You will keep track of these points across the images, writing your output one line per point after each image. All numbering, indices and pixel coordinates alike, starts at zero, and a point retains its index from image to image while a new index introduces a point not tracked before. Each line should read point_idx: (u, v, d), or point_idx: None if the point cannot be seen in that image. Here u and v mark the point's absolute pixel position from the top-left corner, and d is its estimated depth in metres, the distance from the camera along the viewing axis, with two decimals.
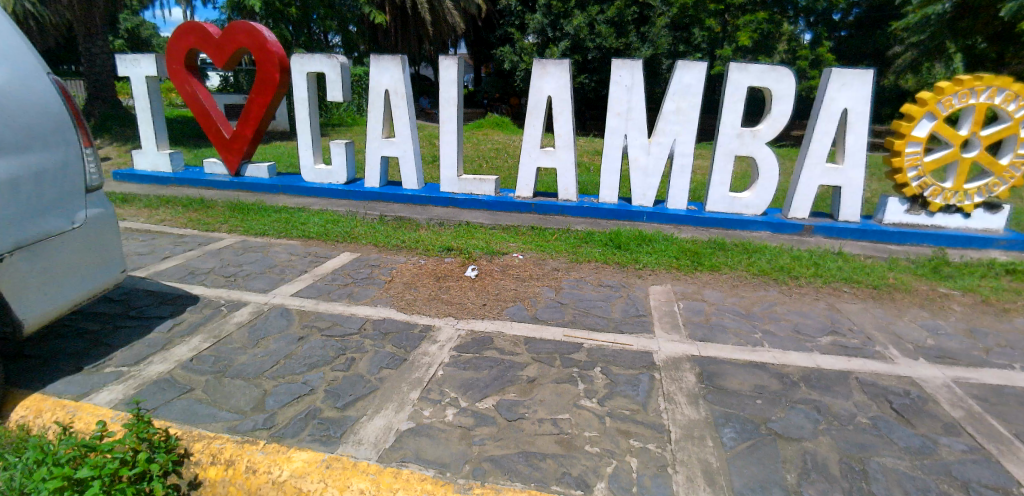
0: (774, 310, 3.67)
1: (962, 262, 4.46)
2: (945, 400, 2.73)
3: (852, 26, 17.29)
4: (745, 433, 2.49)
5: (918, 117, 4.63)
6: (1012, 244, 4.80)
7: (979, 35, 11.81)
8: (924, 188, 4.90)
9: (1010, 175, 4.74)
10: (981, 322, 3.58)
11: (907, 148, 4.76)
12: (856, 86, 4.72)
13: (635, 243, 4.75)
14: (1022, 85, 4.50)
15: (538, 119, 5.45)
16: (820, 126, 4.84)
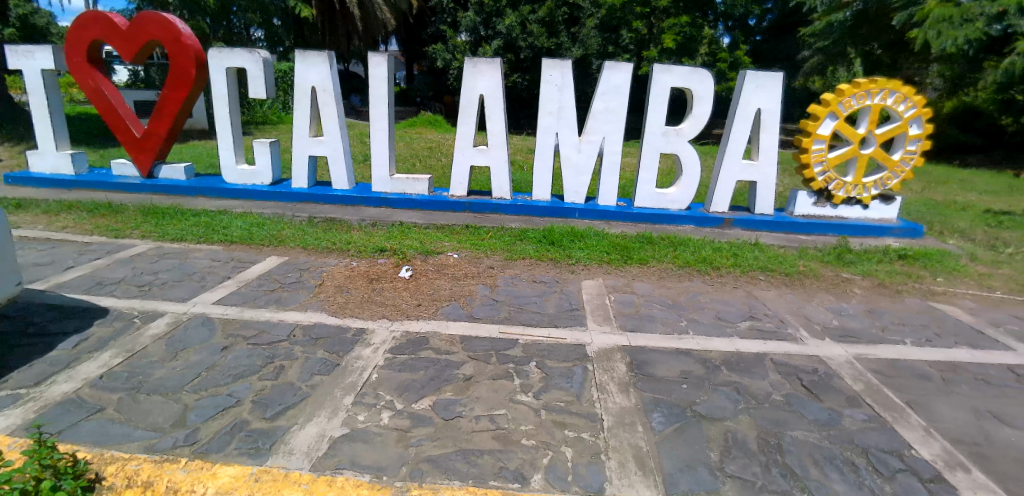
0: (698, 300, 3.86)
1: (861, 249, 4.90)
2: (848, 374, 2.99)
3: (766, 31, 18.49)
4: (673, 416, 2.62)
5: (822, 117, 5.01)
6: (904, 232, 5.32)
7: (875, 41, 13.13)
8: (828, 182, 5.32)
9: (900, 169, 5.26)
10: (878, 302, 3.95)
11: (813, 145, 5.16)
12: (768, 88, 5.05)
13: (567, 239, 4.86)
14: (909, 88, 4.98)
15: (471, 118, 5.43)
16: (737, 125, 5.14)
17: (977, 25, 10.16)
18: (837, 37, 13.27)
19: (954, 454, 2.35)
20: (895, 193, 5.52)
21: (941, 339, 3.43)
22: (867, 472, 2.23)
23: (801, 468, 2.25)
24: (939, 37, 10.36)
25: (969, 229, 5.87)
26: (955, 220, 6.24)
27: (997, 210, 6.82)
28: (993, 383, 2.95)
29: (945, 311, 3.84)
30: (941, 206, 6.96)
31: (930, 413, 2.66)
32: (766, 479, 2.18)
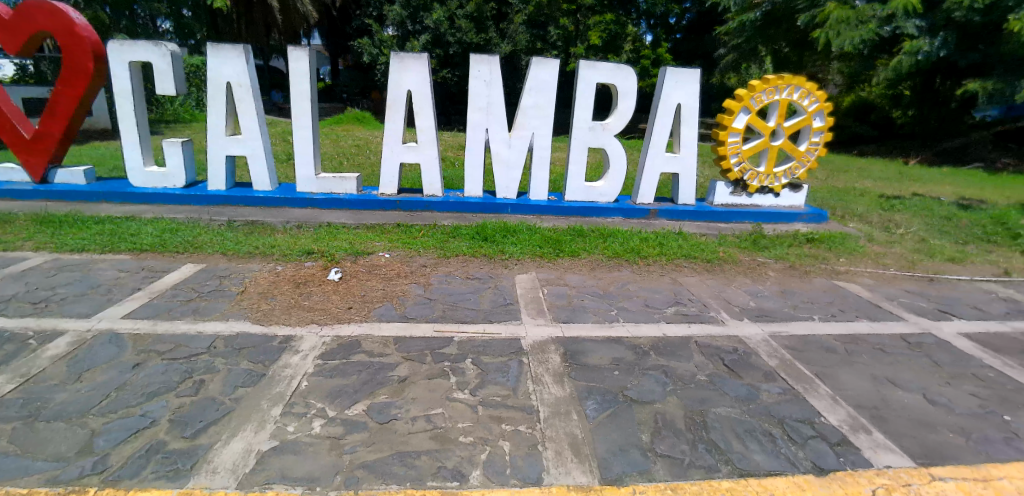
0: (628, 288, 4.00)
1: (773, 234, 5.26)
2: (765, 351, 3.20)
3: (685, 30, 19.36)
4: (606, 403, 2.70)
5: (736, 111, 5.31)
6: (810, 218, 5.76)
7: (782, 41, 13.98)
8: (744, 172, 5.65)
9: (806, 159, 5.67)
10: (789, 283, 4.25)
11: (729, 138, 5.47)
12: (686, 84, 5.30)
13: (500, 234, 4.89)
14: (811, 84, 5.38)
15: (399, 114, 5.32)
16: (660, 120, 5.35)
17: (870, 27, 11.07)
18: (749, 36, 14.13)
19: (857, 418, 2.58)
20: (802, 181, 5.95)
21: (843, 314, 3.74)
22: (783, 441, 2.41)
23: (725, 442, 2.39)
24: (839, 36, 11.20)
25: (865, 213, 6.46)
26: (854, 204, 6.84)
27: (888, 195, 7.55)
28: (887, 351, 3.26)
29: (847, 289, 4.20)
30: (841, 192, 7.61)
31: (836, 382, 2.90)
32: (693, 456, 2.30)
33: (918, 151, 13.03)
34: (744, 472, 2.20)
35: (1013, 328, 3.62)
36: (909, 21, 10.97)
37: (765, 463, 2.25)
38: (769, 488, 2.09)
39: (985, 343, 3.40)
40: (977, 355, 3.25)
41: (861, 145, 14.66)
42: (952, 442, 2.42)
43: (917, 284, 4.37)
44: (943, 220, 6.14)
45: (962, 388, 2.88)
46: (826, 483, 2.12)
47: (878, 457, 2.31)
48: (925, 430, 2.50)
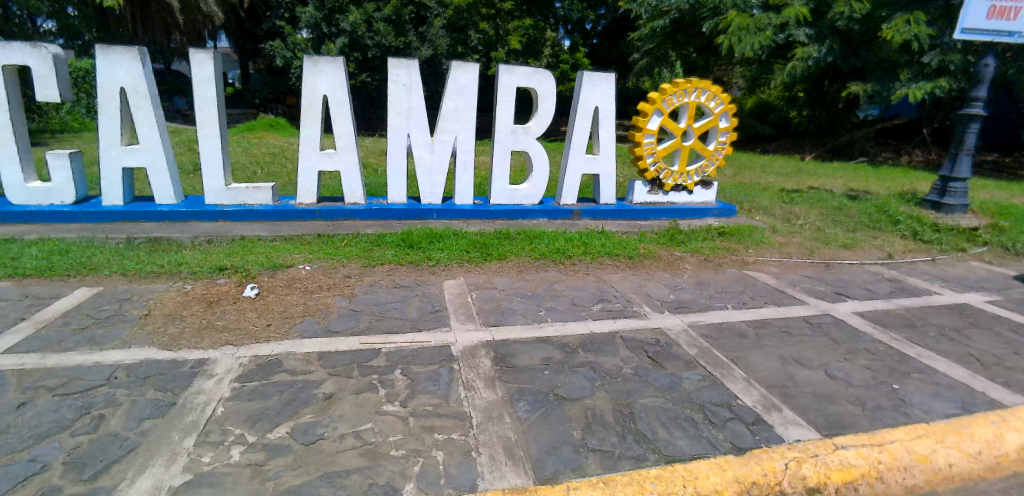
0: (555, 288, 4.08)
1: (689, 229, 5.56)
2: (685, 341, 3.37)
3: (601, 35, 19.98)
4: (537, 403, 2.74)
5: (649, 113, 5.58)
6: (721, 213, 6.15)
7: (691, 46, 14.85)
8: (659, 172, 5.97)
9: (715, 158, 6.07)
10: (704, 275, 4.52)
11: (645, 139, 5.71)
12: (602, 88, 5.50)
13: (426, 241, 4.84)
14: (717, 87, 5.74)
15: (316, 120, 5.16)
16: (579, 122, 5.51)
17: (768, 34, 12.00)
18: (660, 40, 14.79)
19: (769, 397, 2.77)
20: (712, 178, 6.34)
21: (753, 301, 4.03)
22: (704, 425, 2.55)
23: (651, 431, 2.50)
24: (740, 42, 12.03)
25: (769, 206, 6.99)
26: (759, 199, 7.38)
27: (788, 188, 8.22)
28: (791, 332, 3.54)
29: (755, 277, 4.52)
30: (747, 188, 8.19)
31: (749, 365, 3.11)
32: (623, 447, 2.38)
33: (811, 147, 14.29)
34: (671, 458, 2.31)
35: (895, 304, 4.05)
36: (799, 29, 12.07)
37: (689, 448, 2.38)
38: (695, 473, 2.12)
39: (873, 320, 3.77)
40: (867, 331, 3.60)
41: (763, 142, 15.85)
42: (850, 412, 2.66)
43: (815, 269, 4.78)
44: (835, 210, 6.75)
45: (856, 362, 3.18)
46: (745, 462, 2.20)
47: (788, 432, 2.49)
48: (827, 403, 2.73)
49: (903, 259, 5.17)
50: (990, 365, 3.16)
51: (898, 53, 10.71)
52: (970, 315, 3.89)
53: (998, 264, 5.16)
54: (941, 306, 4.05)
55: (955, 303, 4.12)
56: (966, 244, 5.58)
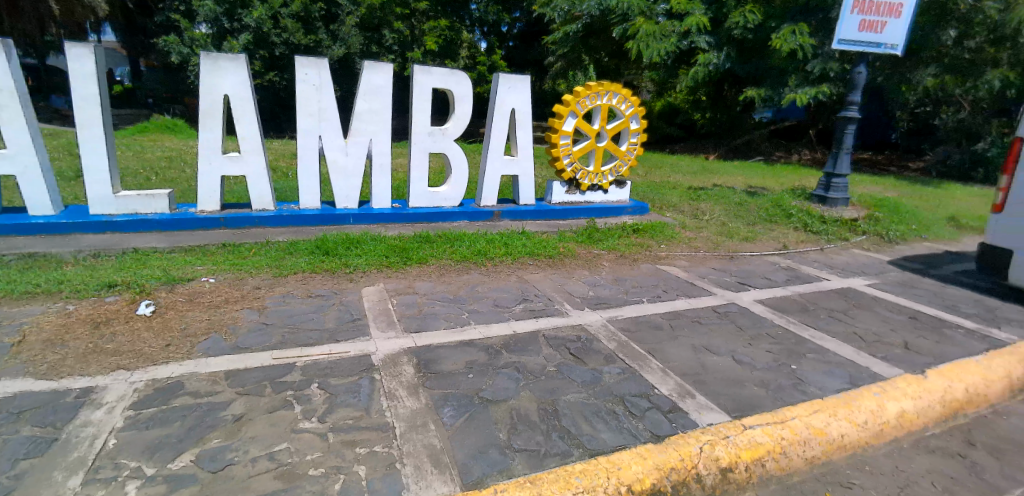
0: (477, 291, 4.08)
1: (606, 227, 5.78)
2: (604, 336, 3.48)
3: (516, 38, 19.75)
4: (462, 408, 2.71)
5: (564, 115, 5.77)
6: (635, 211, 6.44)
7: (603, 50, 15.60)
8: (575, 172, 6.14)
9: (627, 158, 6.34)
10: (620, 271, 4.70)
11: (561, 140, 5.86)
12: (518, 90, 5.60)
13: (342, 247, 4.69)
14: (627, 90, 6.00)
15: (217, 121, 4.84)
16: (496, 124, 5.55)
17: (672, 40, 12.92)
18: (573, 44, 15.22)
19: (683, 385, 2.91)
20: (626, 177, 6.61)
21: (666, 294, 4.24)
22: (625, 416, 2.63)
23: (574, 426, 2.56)
24: (648, 48, 12.83)
25: (678, 203, 7.41)
26: (670, 197, 7.79)
27: (695, 186, 8.75)
28: (701, 322, 3.76)
29: (668, 271, 4.76)
30: (659, 187, 8.63)
31: (664, 355, 3.26)
32: (549, 445, 2.41)
33: (715, 147, 15.31)
34: (594, 452, 2.37)
35: (790, 291, 4.42)
36: (700, 37, 12.88)
37: (611, 440, 2.45)
38: (617, 463, 2.21)
39: (772, 307, 4.09)
40: (767, 317, 3.90)
41: (672, 143, 16.79)
42: (756, 393, 2.85)
43: (720, 262, 5.12)
44: (736, 205, 7.28)
45: (759, 346, 3.43)
46: (664, 449, 2.32)
47: (702, 417, 2.62)
48: (736, 386, 2.92)
49: (796, 249, 5.67)
50: (870, 342, 3.53)
51: (785, 60, 11.68)
52: (852, 298, 4.33)
53: (873, 251, 5.80)
54: (828, 291, 4.48)
55: (840, 288, 4.57)
56: (847, 234, 6.21)
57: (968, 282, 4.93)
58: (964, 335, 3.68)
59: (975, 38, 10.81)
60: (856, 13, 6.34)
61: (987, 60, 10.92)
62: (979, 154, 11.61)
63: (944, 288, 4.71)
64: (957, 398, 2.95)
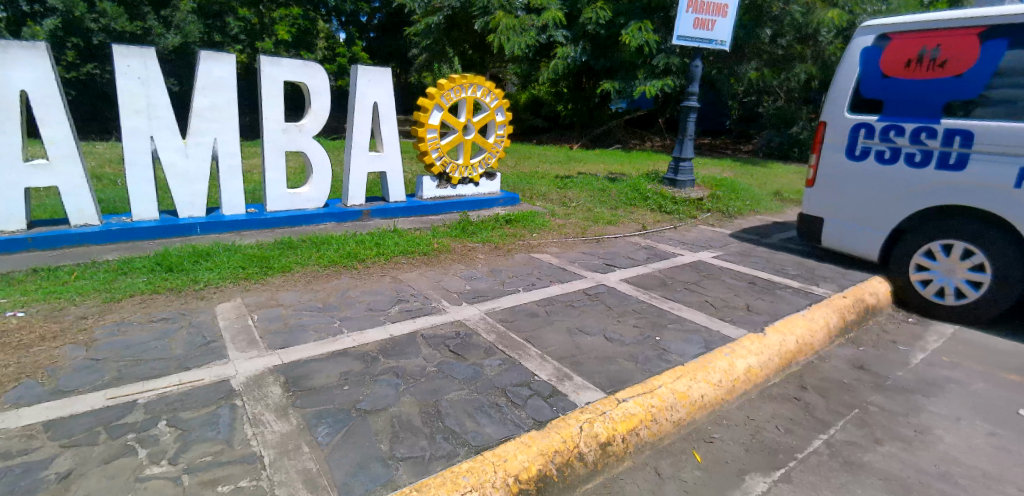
0: (349, 296, 3.83)
1: (479, 220, 5.78)
2: (483, 329, 3.45)
3: (377, 29, 20.05)
4: (339, 423, 2.49)
5: (429, 108, 5.68)
6: (507, 202, 6.57)
7: (466, 43, 15.72)
8: (445, 166, 6.08)
9: (495, 150, 6.43)
10: (496, 262, 4.73)
11: (428, 134, 5.79)
12: (379, 83, 5.41)
13: (190, 261, 4.14)
14: (490, 83, 6.12)
15: (14, 124, 4.01)
16: (358, 118, 5.32)
17: (531, 34, 13.28)
18: (436, 37, 15.29)
19: (561, 369, 2.98)
20: (495, 170, 6.68)
21: (541, 281, 4.34)
22: (508, 407, 2.61)
23: (459, 426, 2.47)
24: (509, 41, 13.02)
25: (547, 192, 7.69)
26: (538, 186, 8.06)
27: (561, 175, 9.15)
28: (574, 305, 3.90)
29: (540, 259, 4.89)
30: (527, 177, 8.89)
31: (541, 341, 3.32)
32: (433, 449, 2.30)
33: (578, 137, 16.18)
34: (480, 448, 2.31)
35: (650, 268, 4.78)
36: (558, 31, 13.54)
37: (495, 433, 2.41)
38: (502, 456, 2.16)
39: (636, 284, 4.39)
40: (633, 294, 4.16)
41: (538, 135, 17.41)
42: (626, 367, 3.01)
43: (588, 245, 5.40)
44: (599, 191, 7.74)
45: (627, 322, 3.65)
46: (546, 433, 2.33)
47: (580, 397, 2.70)
48: (609, 363, 3.06)
49: (653, 229, 6.17)
50: (719, 308, 3.93)
51: (633, 55, 12.77)
52: (703, 270, 4.79)
53: (716, 226, 6.52)
54: (682, 265, 4.91)
55: (693, 261, 5.04)
56: (694, 213, 6.92)
57: (790, 247, 5.75)
58: (791, 294, 4.26)
59: (785, 36, 12.54)
60: (691, 12, 7.03)
61: (796, 56, 12.72)
62: (794, 136, 13.69)
63: (773, 254, 5.42)
64: (790, 349, 3.38)
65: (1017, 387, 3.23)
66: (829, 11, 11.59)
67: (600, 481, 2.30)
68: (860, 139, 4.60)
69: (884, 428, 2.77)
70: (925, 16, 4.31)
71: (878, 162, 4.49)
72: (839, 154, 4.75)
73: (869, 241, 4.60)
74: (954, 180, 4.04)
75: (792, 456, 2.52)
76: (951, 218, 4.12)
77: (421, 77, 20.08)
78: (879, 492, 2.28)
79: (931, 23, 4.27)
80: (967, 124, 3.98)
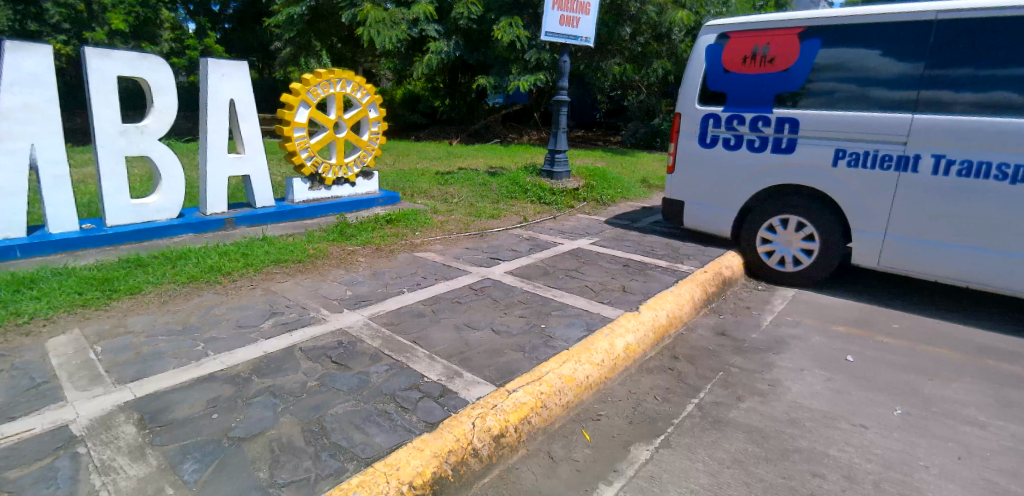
0: (213, 314, 3.46)
1: (357, 222, 5.58)
2: (367, 335, 3.30)
3: (232, 19, 18.76)
4: (206, 456, 2.14)
5: (295, 105, 5.51)
6: (387, 201, 6.51)
7: (334, 36, 15.48)
8: (317, 166, 5.91)
9: (370, 148, 6.40)
10: (377, 264, 4.58)
11: (295, 133, 5.61)
12: (234, 78, 5.03)
13: (6, 291, 3.46)
14: (360, 78, 6.07)
15: None
16: (213, 117, 4.90)
17: (402, 28, 12.95)
18: (300, 29, 14.54)
19: (451, 367, 2.95)
20: (372, 168, 6.61)
21: (426, 280, 4.28)
22: (398, 413, 2.49)
23: (347, 440, 2.27)
24: (379, 35, 12.58)
25: (429, 189, 7.62)
26: (419, 184, 7.94)
27: (442, 171, 9.09)
28: (460, 302, 3.88)
29: (425, 258, 4.81)
30: (407, 175, 8.72)
31: (429, 342, 3.25)
32: (317, 468, 2.07)
33: (456, 133, 16.16)
34: (371, 459, 2.14)
35: (533, 259, 4.91)
36: (429, 25, 13.25)
37: (386, 442, 2.26)
38: (394, 465, 2.02)
39: (520, 275, 4.48)
40: (518, 285, 4.25)
41: (416, 131, 17.06)
42: (514, 358, 3.06)
43: (472, 241, 5.43)
44: (481, 185, 7.83)
45: (513, 313, 3.71)
46: (439, 434, 2.23)
47: (471, 393, 2.68)
48: (497, 356, 3.08)
49: (534, 220, 6.36)
50: (598, 291, 4.14)
51: (505, 50, 13.08)
52: (582, 256, 5.03)
53: (592, 214, 6.91)
54: (563, 254, 5.11)
55: (573, 249, 5.27)
56: (571, 202, 7.25)
57: (657, 229, 6.24)
58: (661, 273, 4.61)
59: (643, 34, 13.62)
60: (556, 9, 7.32)
61: (653, 53, 13.82)
62: (656, 127, 14.95)
63: (644, 237, 5.85)
64: (662, 323, 3.66)
65: (843, 336, 3.79)
66: (678, 11, 12.70)
67: (496, 474, 2.28)
68: (710, 128, 5.10)
69: (743, 385, 3.10)
70: (754, 18, 4.86)
71: (726, 149, 4.99)
72: (693, 142, 5.23)
73: (723, 220, 5.12)
74: (788, 161, 4.64)
75: (670, 422, 2.72)
76: (788, 195, 4.71)
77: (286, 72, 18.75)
78: (742, 443, 2.55)
79: (760, 24, 4.83)
80: (794, 113, 4.59)
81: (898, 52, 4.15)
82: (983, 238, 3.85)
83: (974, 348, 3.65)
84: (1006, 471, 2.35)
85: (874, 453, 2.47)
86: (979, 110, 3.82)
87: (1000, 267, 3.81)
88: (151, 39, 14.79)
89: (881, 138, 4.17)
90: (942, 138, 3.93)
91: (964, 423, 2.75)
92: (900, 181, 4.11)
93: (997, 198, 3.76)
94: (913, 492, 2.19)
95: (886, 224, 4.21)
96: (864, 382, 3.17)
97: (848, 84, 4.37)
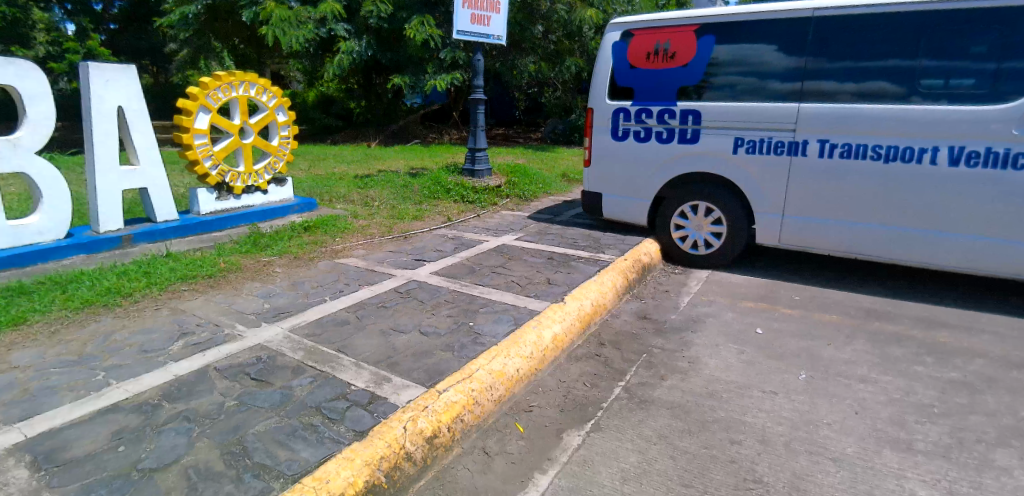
0: (114, 341, 3.18)
1: (272, 231, 5.35)
2: (288, 348, 3.17)
3: (118, 20, 17.37)
4: (114, 492, 1.89)
5: (194, 111, 5.18)
6: (303, 208, 6.30)
7: (235, 37, 14.71)
8: (224, 175, 5.59)
9: (281, 153, 6.15)
10: (295, 274, 4.41)
11: (196, 140, 5.29)
12: (121, 84, 4.66)
13: None
14: (264, 81, 5.81)
15: None
16: (99, 127, 4.51)
17: (309, 27, 12.53)
18: (196, 29, 13.68)
19: (378, 373, 2.89)
20: (285, 175, 6.38)
21: (349, 287, 4.17)
22: (324, 426, 2.40)
23: (272, 459, 2.12)
24: (285, 34, 12.07)
25: (348, 193, 7.42)
26: (337, 188, 7.71)
27: (360, 175, 8.86)
28: (386, 306, 3.82)
29: (346, 264, 4.69)
30: (324, 180, 8.41)
31: (354, 349, 3.17)
32: (240, 491, 1.91)
33: (376, 134, 15.79)
34: (298, 475, 2.01)
35: (459, 258, 4.91)
36: (338, 24, 12.89)
37: (313, 456, 2.15)
38: (323, 478, 1.90)
39: (447, 275, 4.47)
40: (443, 285, 4.24)
41: (332, 134, 16.43)
42: (443, 358, 3.06)
43: (396, 244, 5.36)
44: (402, 187, 7.73)
45: (440, 314, 3.70)
46: (369, 442, 2.14)
47: (400, 397, 2.65)
48: (426, 357, 3.07)
49: (457, 220, 6.36)
50: (524, 285, 4.21)
51: (420, 49, 12.97)
52: (508, 252, 5.09)
53: (515, 210, 7.01)
54: (489, 251, 5.15)
55: (498, 246, 5.32)
56: (494, 200, 7.32)
57: (579, 222, 6.43)
58: (585, 263, 4.75)
59: (554, 33, 13.97)
60: (466, 8, 7.32)
61: (566, 50, 14.22)
62: (574, 123, 15.42)
63: (567, 230, 6.00)
64: (586, 311, 3.77)
65: (753, 311, 4.10)
66: (588, 10, 13.13)
67: (432, 475, 2.24)
68: (621, 122, 5.30)
69: (665, 365, 3.27)
70: (656, 15, 5.11)
71: (637, 141, 5.23)
72: (606, 136, 5.42)
73: (639, 209, 5.35)
74: (693, 150, 4.93)
75: (599, 406, 2.82)
76: (699, 183, 5.00)
77: (184, 75, 17.52)
78: (667, 419, 2.69)
79: (662, 22, 5.08)
80: (698, 105, 4.87)
81: (789, 47, 4.49)
82: (865, 214, 4.29)
83: (864, 312, 4.06)
84: (893, 419, 2.64)
85: (783, 416, 2.69)
86: (857, 99, 4.24)
87: (880, 238, 4.26)
88: (22, 41, 13.87)
89: (775, 126, 4.52)
90: (826, 125, 4.32)
91: (858, 381, 3.05)
92: (792, 165, 4.48)
93: (876, 177, 4.19)
94: (819, 447, 2.41)
95: (783, 205, 4.59)
96: (772, 352, 3.44)
97: (747, 77, 4.69)
